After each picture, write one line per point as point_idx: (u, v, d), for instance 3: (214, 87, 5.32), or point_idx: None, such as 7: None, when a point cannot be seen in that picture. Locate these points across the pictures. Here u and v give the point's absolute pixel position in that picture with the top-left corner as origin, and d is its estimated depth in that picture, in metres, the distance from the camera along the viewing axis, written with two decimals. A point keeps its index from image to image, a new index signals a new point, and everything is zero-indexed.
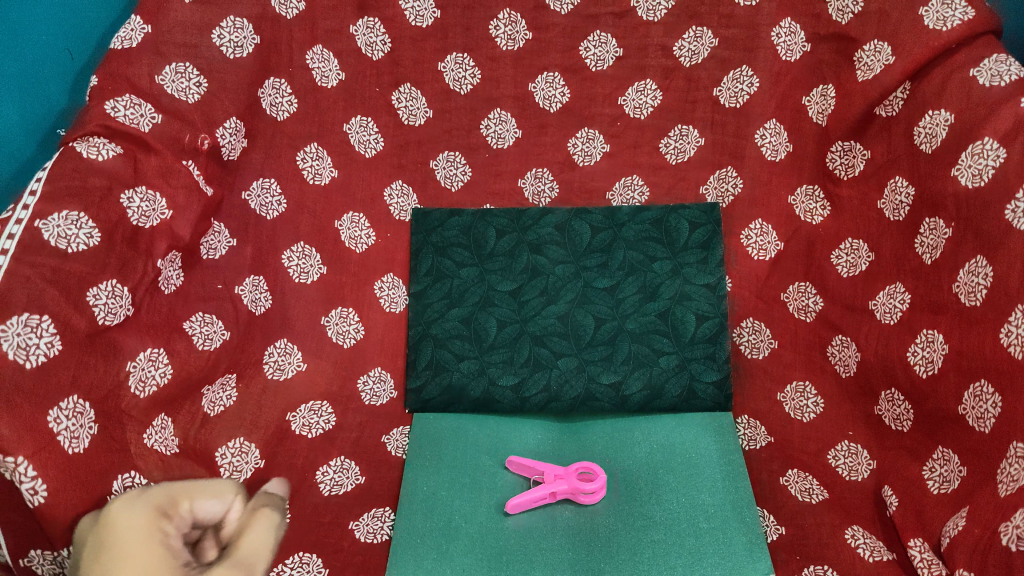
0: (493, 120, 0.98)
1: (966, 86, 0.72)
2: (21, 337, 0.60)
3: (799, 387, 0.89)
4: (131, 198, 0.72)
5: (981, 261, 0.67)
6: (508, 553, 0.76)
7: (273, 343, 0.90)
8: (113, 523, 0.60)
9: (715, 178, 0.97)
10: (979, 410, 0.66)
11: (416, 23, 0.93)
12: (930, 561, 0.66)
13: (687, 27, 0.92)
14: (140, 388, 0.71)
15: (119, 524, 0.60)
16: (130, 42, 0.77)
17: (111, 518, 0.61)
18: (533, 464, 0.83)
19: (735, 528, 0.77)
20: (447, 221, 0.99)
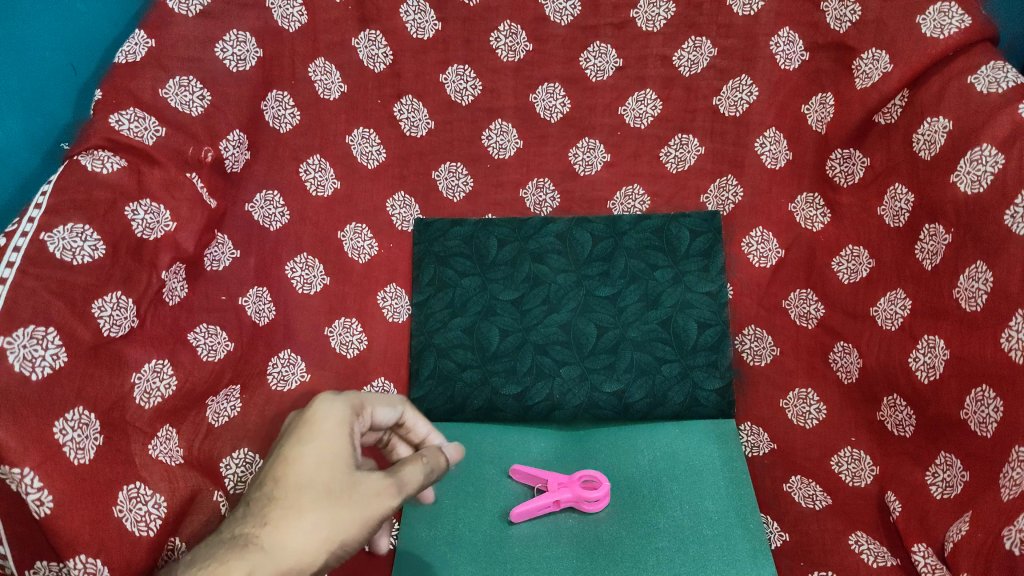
0: (495, 130, 1.00)
1: (964, 93, 0.73)
2: (27, 350, 0.61)
3: (802, 393, 0.89)
4: (135, 211, 0.72)
5: (981, 266, 0.68)
6: (512, 561, 0.78)
7: (277, 354, 0.88)
8: (316, 419, 0.62)
9: (715, 187, 0.98)
10: (981, 415, 0.66)
11: (417, 35, 0.96)
12: (934, 566, 0.67)
13: (686, 37, 0.94)
14: (145, 400, 0.71)
15: (319, 420, 0.62)
16: (134, 56, 0.77)
17: (317, 415, 0.62)
18: (536, 473, 0.83)
19: (739, 535, 0.78)
20: (449, 231, 0.99)
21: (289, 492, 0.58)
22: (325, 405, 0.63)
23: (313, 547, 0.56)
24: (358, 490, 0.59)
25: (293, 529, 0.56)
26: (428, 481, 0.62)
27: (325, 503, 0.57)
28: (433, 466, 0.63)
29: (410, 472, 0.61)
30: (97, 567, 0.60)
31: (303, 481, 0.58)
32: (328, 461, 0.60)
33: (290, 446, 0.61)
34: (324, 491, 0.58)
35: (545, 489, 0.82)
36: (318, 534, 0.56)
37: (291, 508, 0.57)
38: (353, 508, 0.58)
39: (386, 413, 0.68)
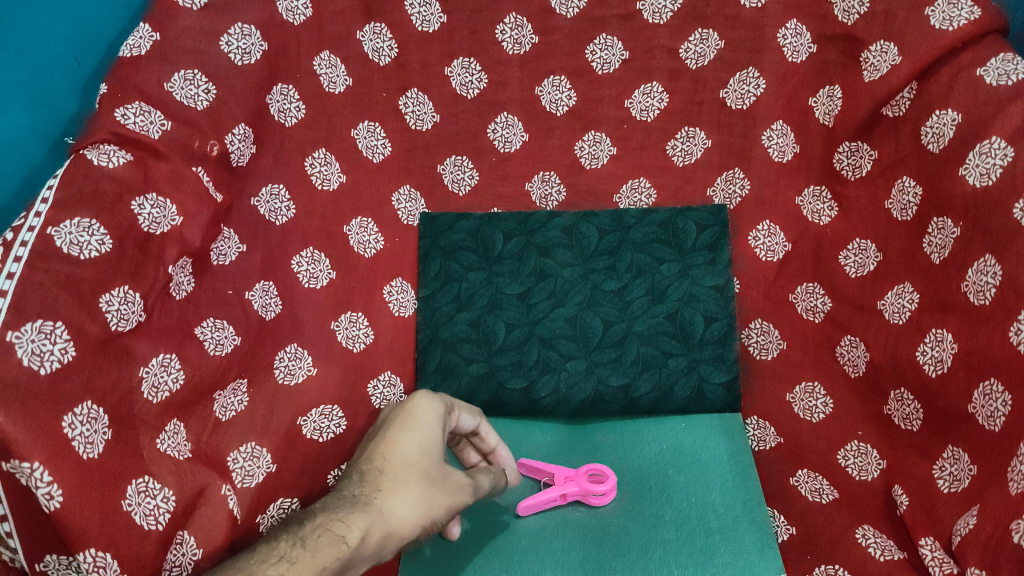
0: (500, 123, 1.00)
1: (973, 85, 0.72)
2: (35, 344, 0.61)
3: (809, 387, 0.88)
4: (142, 205, 0.72)
5: (990, 260, 0.67)
6: (519, 553, 0.80)
7: (283, 348, 0.88)
8: (417, 411, 0.69)
9: (722, 180, 0.97)
10: (989, 408, 0.66)
11: (422, 28, 0.96)
12: (941, 559, 0.67)
13: (693, 29, 0.94)
14: (153, 394, 0.71)
15: (421, 414, 0.69)
16: (138, 49, 0.77)
17: (419, 407, 0.69)
18: (543, 467, 0.83)
19: (746, 526, 0.79)
20: (454, 225, 0.99)
21: (398, 465, 0.64)
22: (425, 401, 0.70)
23: (415, 518, 0.62)
24: (452, 478, 0.66)
25: (402, 500, 0.62)
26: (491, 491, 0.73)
27: (430, 480, 0.64)
28: (496, 479, 0.74)
29: (481, 479, 0.71)
30: (106, 561, 0.61)
31: (412, 459, 0.65)
32: (432, 446, 0.67)
33: (393, 431, 0.67)
34: (428, 470, 0.65)
35: (552, 482, 0.83)
36: (423, 507, 0.63)
37: (402, 480, 0.63)
38: (447, 492, 0.65)
39: (470, 420, 0.76)
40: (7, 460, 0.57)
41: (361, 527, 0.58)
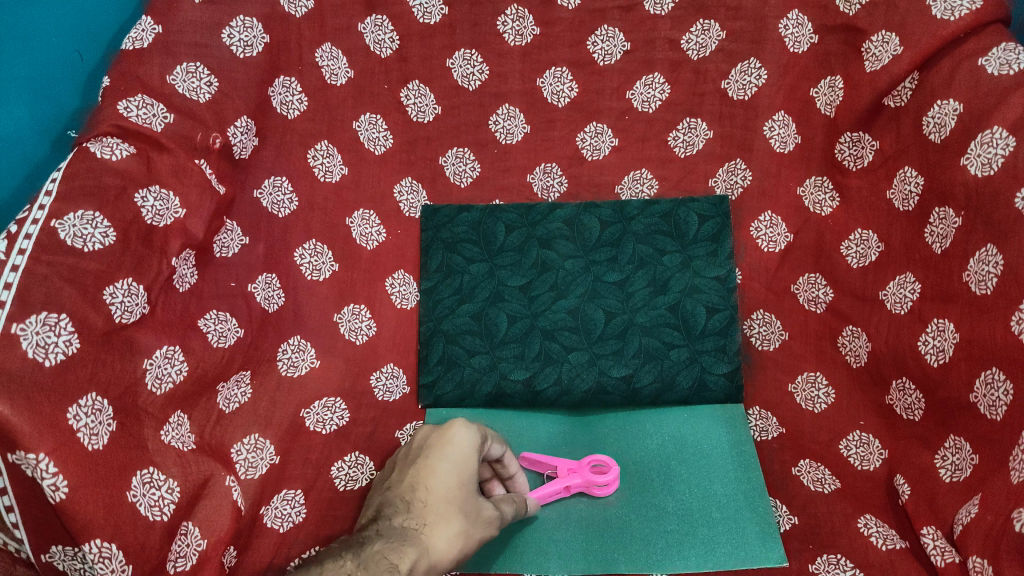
0: (501, 115, 1.00)
1: (975, 75, 0.72)
2: (40, 337, 0.61)
3: (810, 377, 0.88)
4: (145, 197, 0.73)
5: (992, 249, 0.67)
6: (521, 545, 0.80)
7: (287, 340, 0.88)
8: (455, 440, 0.70)
9: (724, 171, 0.97)
10: (991, 398, 0.66)
11: (424, 20, 0.96)
12: (943, 548, 0.67)
13: (695, 20, 0.94)
14: (157, 385, 0.71)
15: (461, 444, 0.70)
16: (141, 42, 0.77)
17: (458, 436, 0.70)
18: (546, 460, 0.83)
19: (747, 517, 0.80)
20: (456, 217, 0.99)
21: (442, 498, 0.66)
22: (465, 428, 0.71)
23: (455, 552, 0.64)
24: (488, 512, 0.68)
25: (445, 533, 0.64)
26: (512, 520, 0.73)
27: (470, 515, 0.66)
28: (518, 507, 0.74)
29: (508, 507, 0.72)
30: (112, 551, 0.61)
31: (455, 492, 0.66)
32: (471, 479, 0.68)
33: (435, 459, 0.69)
34: (469, 504, 0.67)
35: (555, 475, 0.83)
36: (463, 542, 0.64)
37: (446, 513, 0.65)
38: (481, 526, 0.67)
39: (499, 448, 0.75)
40: (14, 451, 0.58)
41: (411, 559, 0.60)
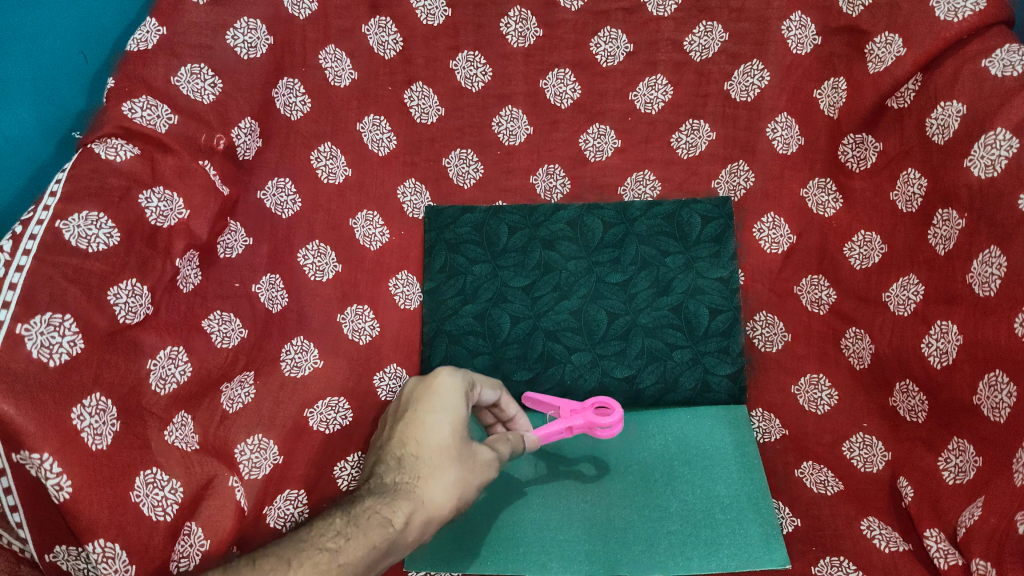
0: (504, 117, 1.00)
1: (978, 76, 0.72)
2: (44, 336, 0.61)
3: (813, 379, 0.88)
4: (149, 198, 0.73)
5: (995, 251, 0.67)
6: (523, 545, 0.80)
7: (290, 340, 0.88)
8: (440, 392, 0.73)
9: (727, 172, 0.97)
10: (994, 399, 0.66)
11: (427, 21, 0.97)
12: (946, 550, 0.68)
13: (697, 22, 0.94)
14: (161, 386, 0.71)
15: (445, 395, 0.73)
16: (146, 44, 0.78)
17: (441, 389, 0.74)
18: (549, 400, 0.87)
19: (751, 518, 0.80)
20: (459, 218, 0.99)
21: (432, 449, 0.69)
22: (448, 381, 0.74)
23: (451, 498, 0.68)
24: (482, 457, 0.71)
25: (438, 482, 0.67)
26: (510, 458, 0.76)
27: (461, 462, 0.69)
28: (515, 445, 0.76)
29: (504, 447, 0.75)
30: (115, 551, 0.62)
31: (445, 442, 0.69)
32: (460, 428, 0.71)
33: (422, 413, 0.72)
34: (459, 453, 0.69)
35: (559, 415, 0.85)
36: (457, 489, 0.68)
37: (437, 464, 0.68)
38: (477, 468, 0.70)
39: (490, 394, 0.79)
40: (18, 451, 0.59)
41: (405, 512, 0.65)
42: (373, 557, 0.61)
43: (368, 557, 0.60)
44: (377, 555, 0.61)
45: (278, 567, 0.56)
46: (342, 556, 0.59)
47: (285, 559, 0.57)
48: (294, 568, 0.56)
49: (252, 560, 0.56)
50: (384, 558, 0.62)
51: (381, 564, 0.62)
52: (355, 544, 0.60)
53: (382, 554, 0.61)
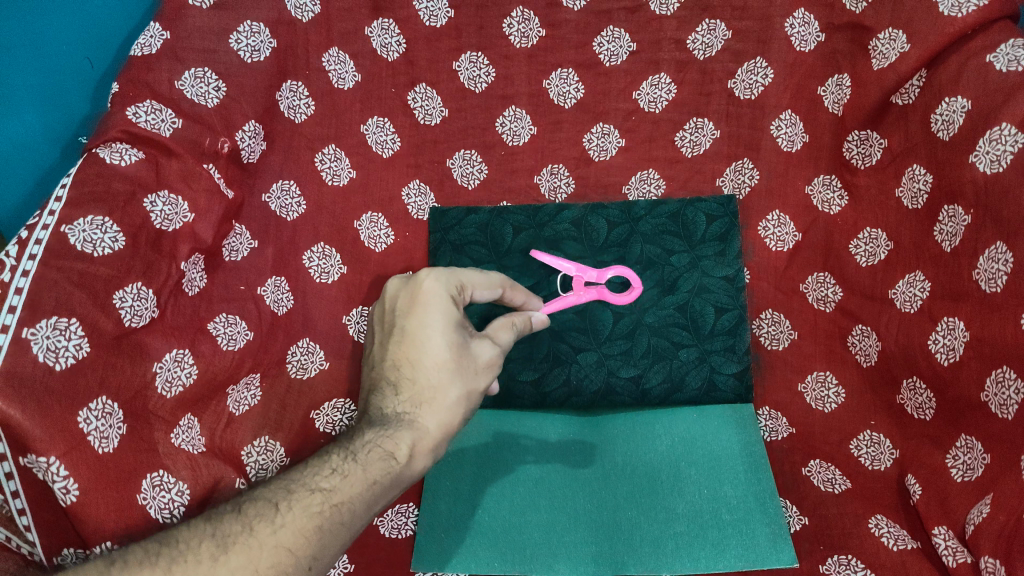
0: (508, 117, 1.00)
1: (982, 71, 0.72)
2: (50, 341, 0.63)
3: (820, 376, 0.88)
4: (154, 202, 0.74)
5: (1001, 247, 0.67)
6: (532, 547, 0.80)
7: (296, 343, 0.87)
8: (428, 303, 0.66)
9: (732, 170, 0.97)
10: (1002, 396, 0.65)
11: (430, 23, 0.97)
12: (954, 548, 0.67)
13: (700, 20, 0.95)
14: (167, 389, 0.72)
15: (434, 309, 0.65)
16: (150, 48, 0.80)
17: (429, 298, 0.66)
18: (564, 264, 0.87)
19: (759, 519, 0.79)
20: (464, 219, 0.98)
21: (427, 372, 0.64)
22: (436, 290, 0.66)
23: (456, 418, 0.65)
24: (489, 368, 0.67)
25: (440, 408, 0.64)
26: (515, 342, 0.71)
27: (464, 379, 0.65)
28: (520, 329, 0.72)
29: (503, 335, 0.70)
30: None
31: (441, 364, 0.64)
32: (457, 345, 0.65)
33: (414, 333, 0.65)
34: (459, 370, 0.64)
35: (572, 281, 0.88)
36: (462, 408, 0.65)
37: (436, 387, 0.64)
38: (482, 380, 0.66)
39: (485, 294, 0.71)
40: (24, 455, 0.61)
41: (406, 443, 0.62)
42: (373, 493, 0.59)
43: (368, 493, 0.59)
44: (376, 490, 0.59)
45: (266, 513, 0.56)
46: (336, 496, 0.58)
47: (275, 504, 0.57)
48: (282, 514, 0.56)
49: (238, 509, 0.57)
50: (388, 491, 0.61)
51: (385, 497, 0.61)
52: (352, 481, 0.58)
53: (386, 488, 0.60)
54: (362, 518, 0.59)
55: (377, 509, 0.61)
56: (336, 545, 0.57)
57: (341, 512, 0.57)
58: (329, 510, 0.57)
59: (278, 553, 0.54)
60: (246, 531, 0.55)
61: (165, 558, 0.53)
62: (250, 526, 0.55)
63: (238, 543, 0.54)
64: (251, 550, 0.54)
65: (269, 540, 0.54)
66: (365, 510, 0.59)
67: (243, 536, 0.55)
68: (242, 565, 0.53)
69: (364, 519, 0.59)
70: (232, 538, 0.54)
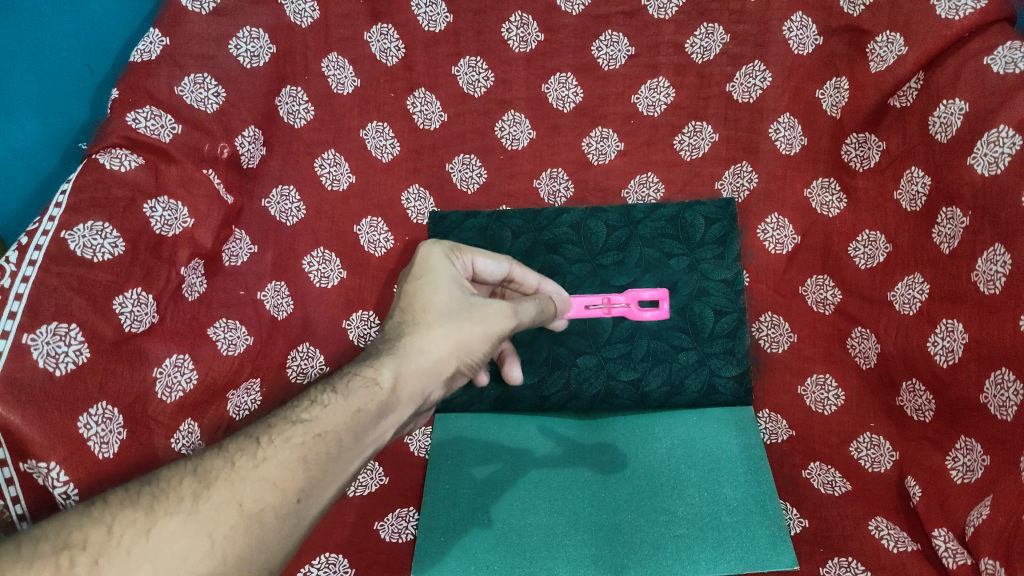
0: (507, 121, 1.00)
1: (980, 74, 0.72)
2: (50, 346, 0.63)
3: (820, 379, 0.88)
4: (154, 208, 0.74)
5: (999, 249, 0.67)
6: (532, 550, 0.80)
7: (296, 347, 0.87)
8: (424, 259, 0.70)
9: (730, 173, 0.97)
10: (1002, 398, 0.65)
11: (429, 28, 0.97)
12: (955, 550, 0.67)
13: (698, 24, 0.95)
14: (167, 394, 0.73)
15: (432, 262, 0.69)
16: (149, 54, 0.79)
17: (427, 254, 0.70)
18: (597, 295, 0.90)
19: (758, 521, 0.79)
20: (463, 223, 0.98)
21: (418, 308, 0.65)
22: (433, 248, 0.71)
23: (447, 351, 0.63)
24: (484, 305, 0.66)
25: (428, 337, 0.63)
26: (536, 318, 0.72)
27: (454, 314, 0.65)
28: (542, 307, 0.73)
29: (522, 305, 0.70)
30: None
31: (431, 301, 0.65)
32: (450, 286, 0.67)
33: (409, 284, 0.68)
34: (450, 306, 0.65)
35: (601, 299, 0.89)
36: (452, 341, 0.63)
37: (424, 320, 0.64)
38: (476, 319, 0.65)
39: (488, 261, 0.75)
40: (25, 460, 0.61)
41: (391, 370, 0.60)
42: (359, 422, 0.56)
43: (351, 421, 0.55)
44: (361, 418, 0.56)
45: (248, 447, 0.52)
46: (318, 426, 0.54)
47: (256, 439, 0.53)
48: (263, 448, 0.52)
49: (218, 447, 0.53)
50: (373, 423, 0.57)
51: (373, 430, 0.57)
52: (334, 409, 0.56)
53: (370, 417, 0.57)
54: (346, 452, 0.54)
55: (363, 447, 0.56)
56: (322, 479, 0.52)
57: (326, 440, 0.53)
58: (312, 440, 0.53)
59: (262, 486, 0.50)
60: (227, 466, 0.51)
61: (145, 496, 0.48)
62: (230, 462, 0.51)
63: (219, 479, 0.50)
64: (233, 485, 0.50)
65: (251, 473, 0.50)
66: (353, 442, 0.55)
67: (224, 471, 0.50)
68: (224, 500, 0.49)
69: (354, 453, 0.55)
70: (212, 474, 0.50)
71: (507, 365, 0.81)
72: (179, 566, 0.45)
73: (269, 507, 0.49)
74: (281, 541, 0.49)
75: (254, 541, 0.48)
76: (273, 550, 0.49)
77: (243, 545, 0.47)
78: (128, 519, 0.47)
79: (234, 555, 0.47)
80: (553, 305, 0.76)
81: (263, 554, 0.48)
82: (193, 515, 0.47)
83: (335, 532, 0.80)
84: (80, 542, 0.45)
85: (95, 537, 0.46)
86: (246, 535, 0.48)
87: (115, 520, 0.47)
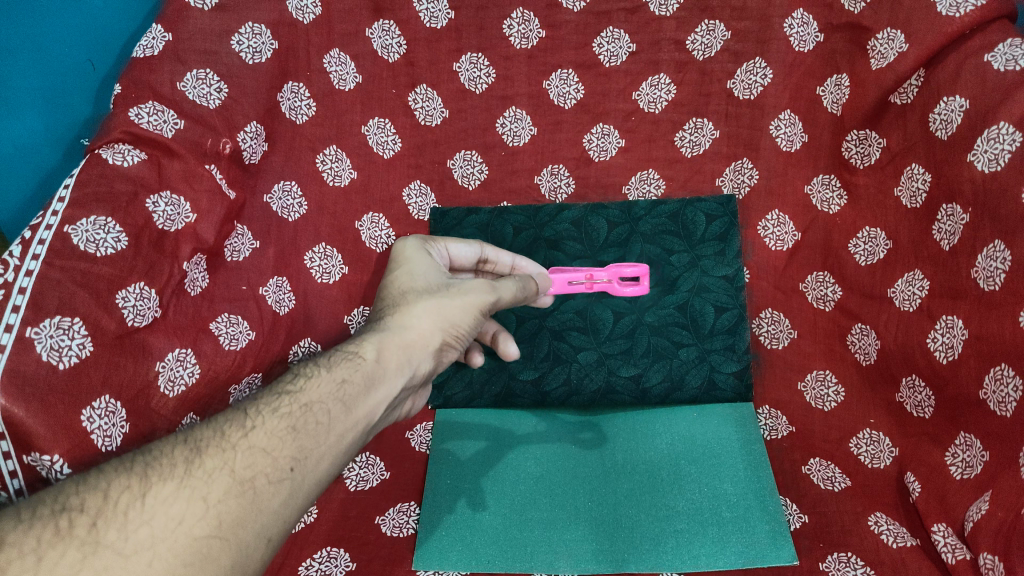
0: (508, 118, 1.00)
1: (980, 71, 0.72)
2: (54, 340, 0.63)
3: (820, 375, 0.89)
4: (156, 202, 0.74)
5: (999, 245, 0.67)
6: (532, 545, 0.80)
7: (299, 342, 0.88)
8: (400, 252, 0.76)
9: (731, 170, 0.98)
10: (1000, 394, 0.65)
11: (430, 24, 0.97)
12: (954, 545, 0.68)
13: (700, 20, 0.95)
14: (170, 388, 0.73)
15: (408, 254, 0.76)
16: (151, 50, 0.80)
17: (402, 250, 0.76)
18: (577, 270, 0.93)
19: (758, 517, 0.79)
20: (464, 219, 0.99)
21: (397, 292, 0.70)
22: (408, 243, 0.77)
23: (431, 325, 0.67)
24: (461, 284, 0.71)
25: (408, 316, 0.67)
26: (518, 297, 0.75)
27: (435, 293, 0.69)
28: (524, 287, 0.77)
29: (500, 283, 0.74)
30: None
31: (408, 287, 0.70)
32: (425, 273, 0.73)
33: (388, 275, 0.74)
34: (427, 289, 0.70)
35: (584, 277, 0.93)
36: (434, 315, 0.67)
37: (404, 300, 0.69)
38: (454, 297, 0.69)
39: (460, 248, 0.82)
40: (28, 453, 0.61)
41: (373, 345, 0.63)
42: (347, 392, 0.59)
43: (336, 392, 0.59)
44: (347, 388, 0.59)
45: (237, 420, 0.56)
46: (305, 398, 0.58)
47: (245, 412, 0.56)
48: (252, 418, 0.56)
49: (208, 419, 0.56)
50: (361, 393, 0.60)
51: (363, 400, 0.60)
52: (320, 382, 0.59)
53: (358, 388, 0.60)
54: (335, 420, 0.58)
55: (356, 416, 0.59)
56: (315, 445, 0.56)
57: (313, 410, 0.57)
58: (300, 410, 0.57)
59: (253, 453, 0.53)
60: (217, 435, 0.54)
61: (138, 465, 0.51)
62: (222, 432, 0.54)
63: (211, 447, 0.53)
64: (224, 452, 0.52)
65: (241, 441, 0.53)
66: (342, 411, 0.58)
67: (215, 440, 0.53)
68: (217, 465, 0.51)
69: (344, 422, 0.58)
70: (204, 443, 0.53)
71: (501, 344, 0.83)
72: (178, 524, 0.47)
73: (262, 471, 0.52)
74: (275, 504, 0.52)
75: (249, 502, 0.50)
76: (269, 511, 0.51)
77: (238, 507, 0.50)
78: (123, 484, 0.49)
79: (230, 515, 0.49)
80: (534, 286, 0.79)
81: (260, 513, 0.51)
82: (187, 479, 0.50)
83: (337, 527, 0.80)
84: (78, 505, 0.47)
85: (92, 501, 0.48)
86: (241, 496, 0.50)
87: (112, 486, 0.49)
